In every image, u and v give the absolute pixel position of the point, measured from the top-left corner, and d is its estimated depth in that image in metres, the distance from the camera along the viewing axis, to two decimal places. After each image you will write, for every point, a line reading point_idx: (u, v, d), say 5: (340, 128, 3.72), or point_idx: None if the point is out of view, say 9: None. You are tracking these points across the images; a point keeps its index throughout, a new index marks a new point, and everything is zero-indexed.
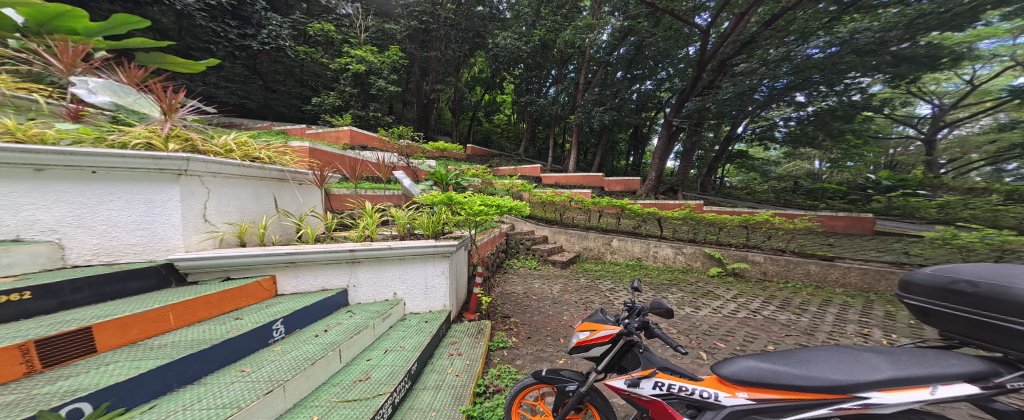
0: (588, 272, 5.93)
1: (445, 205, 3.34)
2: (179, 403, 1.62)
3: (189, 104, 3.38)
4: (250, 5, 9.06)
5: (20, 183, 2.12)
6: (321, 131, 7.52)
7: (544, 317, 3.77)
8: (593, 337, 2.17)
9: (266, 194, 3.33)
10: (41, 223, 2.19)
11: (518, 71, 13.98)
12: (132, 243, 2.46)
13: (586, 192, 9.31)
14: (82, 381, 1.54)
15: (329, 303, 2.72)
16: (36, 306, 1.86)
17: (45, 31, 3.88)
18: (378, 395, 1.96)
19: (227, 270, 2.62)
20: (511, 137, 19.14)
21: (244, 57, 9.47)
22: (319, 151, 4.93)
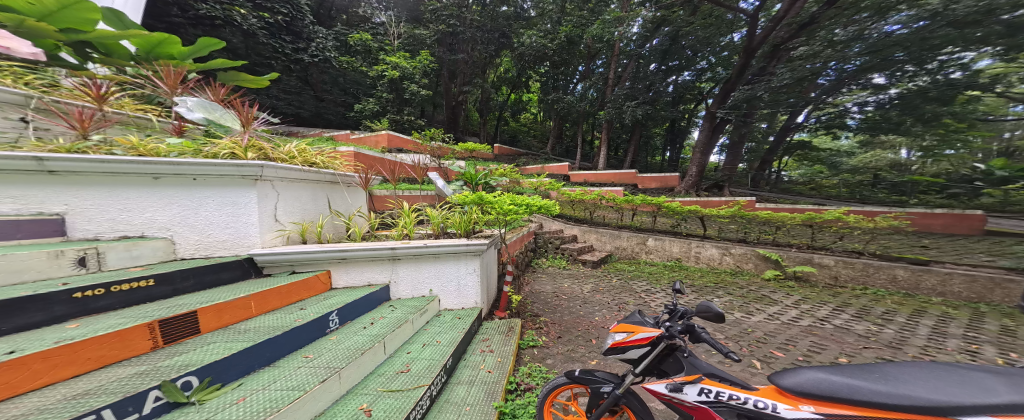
0: (623, 273, 5.77)
1: (476, 204, 3.41)
2: (259, 382, 1.83)
3: (262, 115, 3.73)
4: (302, 21, 9.92)
5: (144, 189, 2.57)
6: (362, 136, 8.00)
7: (575, 317, 3.73)
8: (629, 340, 2.11)
9: (321, 197, 3.62)
10: (158, 222, 2.63)
11: (546, 69, 13.94)
12: (223, 240, 2.83)
13: (619, 190, 9.04)
14: (190, 358, 1.78)
15: (374, 297, 2.90)
16: (156, 293, 2.21)
17: (151, 58, 4.56)
18: (418, 386, 2.06)
19: (292, 265, 2.90)
20: (538, 136, 19.11)
21: (298, 70, 10.44)
22: (362, 155, 5.25)
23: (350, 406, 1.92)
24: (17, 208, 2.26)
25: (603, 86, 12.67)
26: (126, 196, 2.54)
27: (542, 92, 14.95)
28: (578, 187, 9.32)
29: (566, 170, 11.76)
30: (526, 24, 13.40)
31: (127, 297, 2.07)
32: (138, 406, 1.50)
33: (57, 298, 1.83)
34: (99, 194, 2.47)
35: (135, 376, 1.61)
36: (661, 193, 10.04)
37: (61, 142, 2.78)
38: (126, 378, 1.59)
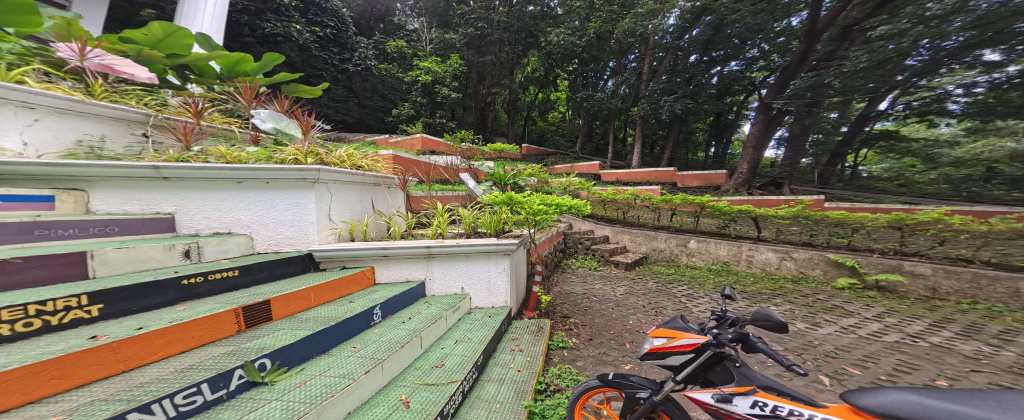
0: (661, 276, 5.51)
1: (506, 205, 3.45)
2: (317, 368, 1.99)
3: (319, 123, 4.06)
4: (346, 33, 10.74)
5: (230, 191, 2.98)
6: (398, 140, 8.47)
7: (608, 320, 3.64)
8: (671, 345, 1.99)
9: (366, 198, 3.86)
10: (242, 220, 3.03)
11: (574, 66, 13.89)
12: (290, 237, 3.12)
13: (657, 188, 8.68)
14: (265, 342, 1.99)
15: (412, 293, 3.05)
16: (240, 282, 2.51)
17: (232, 76, 5.19)
18: (451, 381, 2.13)
19: (343, 260, 3.14)
20: (567, 134, 18.92)
21: (344, 79, 11.38)
22: (399, 157, 5.56)
23: (390, 396, 2.03)
24: (141, 208, 2.79)
25: (636, 81, 12.28)
26: (216, 198, 2.97)
27: (570, 90, 14.86)
28: (610, 187, 9.13)
29: (597, 168, 11.67)
30: (553, 23, 13.42)
31: (218, 285, 2.37)
32: (224, 382, 1.70)
33: (169, 283, 2.14)
34: (196, 196, 2.93)
35: (224, 356, 1.83)
36: (706, 191, 9.43)
37: (171, 153, 3.28)
38: (218, 356, 1.82)
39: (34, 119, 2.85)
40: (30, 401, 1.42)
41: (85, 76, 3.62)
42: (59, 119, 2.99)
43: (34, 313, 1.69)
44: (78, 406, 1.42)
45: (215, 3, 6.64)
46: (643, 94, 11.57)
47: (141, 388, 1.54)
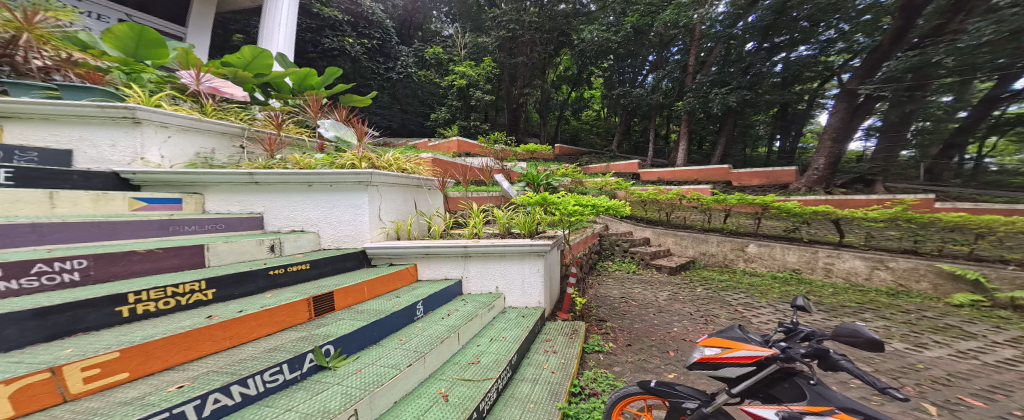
0: (711, 282, 5.07)
1: (539, 205, 3.44)
2: (370, 357, 2.11)
3: (371, 131, 4.39)
4: (390, 43, 12.49)
5: (302, 194, 3.34)
6: (436, 144, 8.89)
7: (649, 325, 3.44)
8: (725, 356, 1.74)
9: (411, 199, 4.07)
10: (311, 219, 3.36)
11: (610, 62, 13.51)
12: (349, 235, 3.36)
13: (706, 188, 8.01)
14: (330, 330, 2.15)
15: (450, 290, 3.15)
16: (311, 274, 2.78)
17: (302, 90, 5.82)
18: (486, 378, 2.15)
19: (391, 257, 3.36)
20: (603, 132, 18.32)
21: (389, 87, 12.56)
22: (436, 160, 5.85)
23: (430, 388, 2.08)
24: (241, 208, 3.36)
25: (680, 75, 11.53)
26: (293, 199, 3.36)
27: (605, 87, 14.49)
28: (650, 186, 8.68)
29: (635, 168, 11.21)
30: (587, 19, 13.15)
31: (293, 276, 2.65)
32: (299, 364, 1.84)
33: (259, 273, 2.43)
34: (278, 198, 3.36)
35: (300, 340, 2.01)
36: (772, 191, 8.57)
37: (260, 161, 3.76)
38: (295, 340, 2.00)
39: (166, 136, 3.39)
40: (163, 368, 1.64)
41: (201, 98, 4.28)
42: (185, 136, 3.55)
43: (170, 294, 1.99)
44: (198, 375, 1.61)
45: (287, 25, 7.49)
46: (688, 88, 10.81)
47: (240, 364, 1.72)
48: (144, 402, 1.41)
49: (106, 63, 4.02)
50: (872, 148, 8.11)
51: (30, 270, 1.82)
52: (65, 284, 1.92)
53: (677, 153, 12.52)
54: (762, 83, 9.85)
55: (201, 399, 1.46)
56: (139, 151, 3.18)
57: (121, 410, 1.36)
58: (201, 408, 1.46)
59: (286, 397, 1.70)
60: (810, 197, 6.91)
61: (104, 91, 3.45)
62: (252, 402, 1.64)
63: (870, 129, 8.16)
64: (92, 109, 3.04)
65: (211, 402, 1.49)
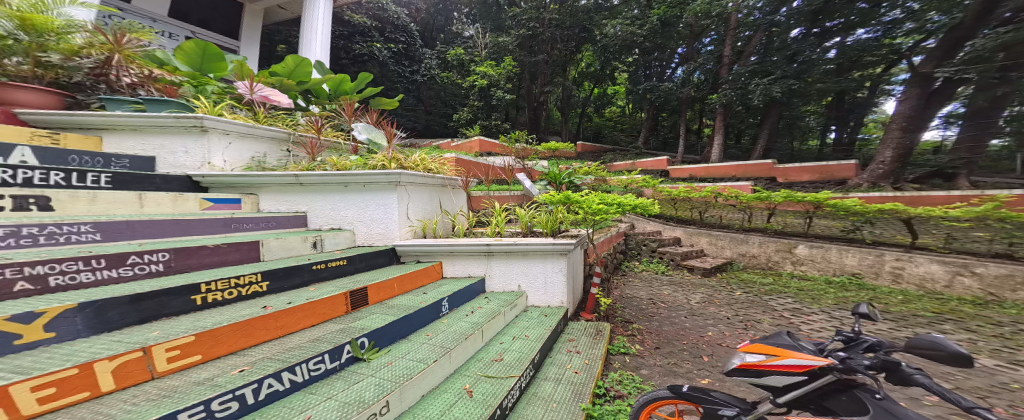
0: (751, 285, 4.87)
1: (562, 204, 3.40)
2: (399, 351, 2.14)
3: (399, 133, 4.46)
4: (415, 46, 12.74)
5: (338, 194, 3.47)
6: (457, 144, 8.95)
7: (679, 329, 3.35)
8: (769, 364, 1.59)
9: (436, 199, 4.11)
10: (348, 218, 3.47)
11: (634, 57, 13.25)
12: (379, 233, 3.43)
13: (746, 184, 7.68)
14: (364, 323, 2.20)
15: (473, 288, 3.17)
16: (349, 269, 2.87)
17: (336, 96, 6.04)
18: (509, 376, 2.14)
19: (418, 255, 3.41)
20: (626, 129, 17.99)
21: (413, 89, 12.81)
22: (460, 160, 5.94)
23: (455, 384, 2.08)
24: (288, 207, 3.53)
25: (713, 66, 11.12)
26: (332, 199, 3.50)
27: (629, 82, 14.18)
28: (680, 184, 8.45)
29: (663, 165, 10.97)
30: (610, 14, 12.90)
31: (333, 271, 2.73)
32: (338, 354, 1.89)
33: (304, 267, 2.52)
34: (318, 198, 3.51)
35: (339, 331, 2.06)
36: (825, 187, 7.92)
37: (303, 163, 3.92)
38: (335, 331, 2.06)
39: (228, 142, 3.61)
40: (228, 353, 1.73)
41: (255, 106, 4.53)
42: (241, 142, 3.76)
43: (233, 285, 2.10)
44: (256, 360, 1.69)
45: (322, 33, 7.79)
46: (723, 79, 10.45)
47: (290, 352, 1.79)
48: (213, 383, 1.48)
49: (179, 77, 4.42)
50: (951, 137, 7.44)
51: (126, 261, 1.97)
52: (152, 274, 2.06)
53: (711, 149, 12.10)
54: (812, 71, 9.28)
55: (258, 383, 1.53)
56: (206, 157, 3.40)
57: (196, 388, 1.43)
58: (257, 392, 1.53)
59: (328, 385, 1.75)
60: (875, 194, 6.41)
61: (178, 103, 3.69)
62: (300, 389, 1.69)
63: (952, 115, 7.26)
64: (169, 120, 3.29)
65: (266, 386, 1.56)
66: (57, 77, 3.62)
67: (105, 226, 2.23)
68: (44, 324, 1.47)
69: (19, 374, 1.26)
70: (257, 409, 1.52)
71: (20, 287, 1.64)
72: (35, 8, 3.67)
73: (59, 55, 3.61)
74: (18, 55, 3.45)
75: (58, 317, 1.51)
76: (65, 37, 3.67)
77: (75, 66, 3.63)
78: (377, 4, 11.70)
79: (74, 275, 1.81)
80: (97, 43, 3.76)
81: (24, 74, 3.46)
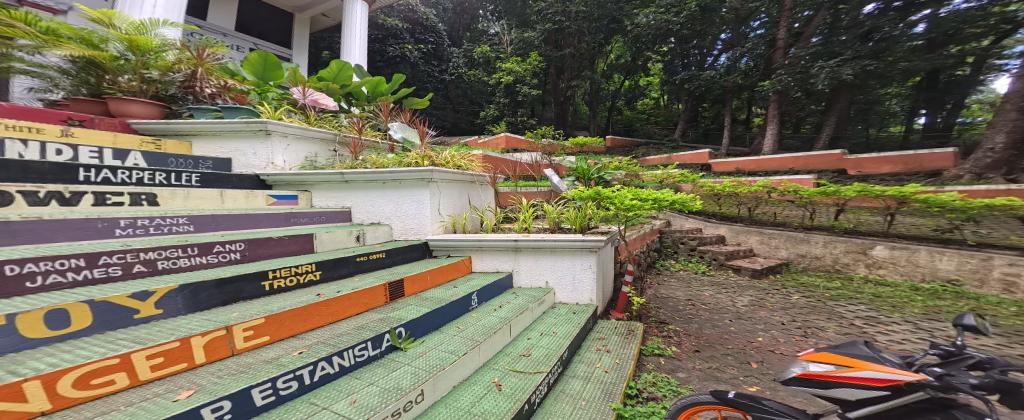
0: (811, 289, 4.52)
1: (593, 200, 3.35)
2: (433, 341, 2.19)
3: (433, 131, 4.53)
4: (443, 46, 12.94)
5: (377, 191, 3.59)
6: (484, 140, 8.98)
7: (721, 332, 3.22)
8: (843, 375, 1.44)
9: (465, 195, 4.14)
10: (385, 214, 3.59)
11: (669, 46, 12.79)
12: (413, 228, 3.51)
13: (809, 178, 7.11)
14: (402, 314, 2.26)
15: (501, 284, 3.19)
16: (388, 261, 2.97)
17: (373, 98, 6.24)
18: (537, 372, 2.12)
19: (449, 250, 3.46)
20: (661, 121, 17.38)
21: (442, 88, 12.99)
22: (487, 157, 5.98)
23: (484, 377, 2.09)
24: (336, 203, 3.71)
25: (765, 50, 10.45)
26: (372, 195, 3.63)
27: (665, 72, 13.70)
28: (726, 178, 8.04)
29: (701, 158, 10.54)
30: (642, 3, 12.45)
31: (374, 263, 2.82)
32: (380, 342, 1.96)
33: (349, 259, 2.62)
34: (361, 195, 3.66)
35: (380, 320, 2.14)
36: (913, 179, 6.85)
37: (347, 162, 4.08)
38: (377, 320, 2.13)
39: (286, 143, 3.83)
40: (291, 335, 1.86)
41: (307, 109, 4.76)
42: (298, 144, 3.98)
43: (295, 273, 2.24)
44: (311, 344, 1.78)
45: (359, 37, 8.03)
46: (777, 64, 9.67)
47: (339, 337, 1.88)
48: (278, 362, 1.59)
49: (247, 85, 4.74)
50: None
51: (213, 249, 2.20)
52: (231, 261, 2.27)
53: (762, 141, 11.37)
54: (894, 50, 8.57)
55: (313, 365, 1.62)
56: (270, 157, 3.67)
57: (264, 366, 1.54)
58: (313, 373, 1.62)
59: (370, 371, 1.81)
60: (980, 187, 5.57)
61: (248, 110, 3.95)
62: (347, 373, 1.76)
63: None
64: (240, 124, 3.57)
65: (320, 369, 1.64)
66: (157, 91, 4.08)
67: (198, 218, 2.51)
68: (156, 301, 1.68)
69: (137, 343, 1.43)
70: (311, 390, 1.61)
71: (137, 269, 1.90)
72: (138, 31, 4.10)
73: (157, 71, 4.04)
74: (128, 73, 3.89)
75: (165, 295, 1.71)
76: (160, 55, 4.06)
77: (170, 81, 4.10)
78: (409, 7, 12.40)
79: (176, 260, 2.06)
80: (184, 59, 4.13)
81: (131, 90, 3.91)
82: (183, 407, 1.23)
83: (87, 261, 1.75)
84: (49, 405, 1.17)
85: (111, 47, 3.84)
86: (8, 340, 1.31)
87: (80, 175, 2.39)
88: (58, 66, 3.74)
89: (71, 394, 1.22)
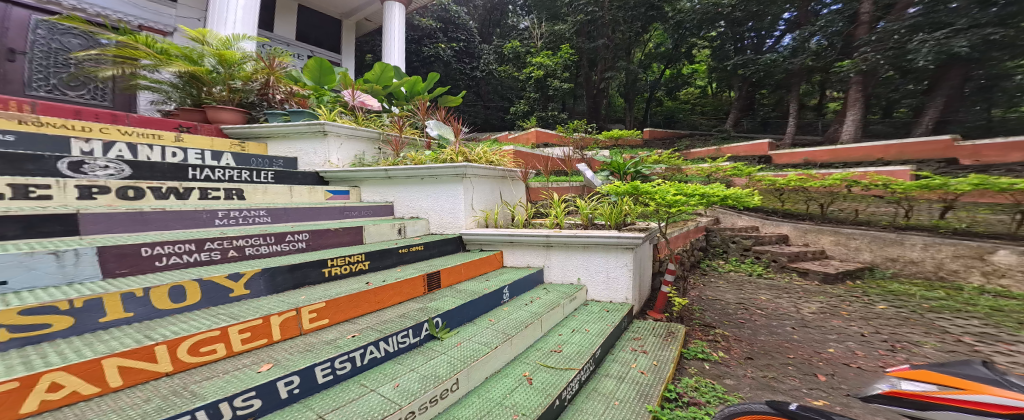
0: (903, 298, 4.03)
1: (630, 195, 3.25)
2: (467, 333, 2.21)
3: (467, 129, 4.58)
4: (474, 44, 13.05)
5: (416, 187, 3.68)
6: (514, 136, 8.94)
7: (780, 340, 3.04)
8: (944, 397, 1.19)
9: (497, 190, 4.15)
10: (422, 208, 3.68)
11: (718, 30, 12.00)
12: (449, 222, 3.56)
13: (906, 170, 6.10)
14: (440, 304, 2.31)
15: (532, 278, 3.18)
16: (426, 253, 3.04)
17: (410, 98, 6.40)
18: (569, 368, 2.09)
19: (482, 244, 3.50)
20: (708, 111, 16.52)
21: (473, 85, 13.12)
22: (518, 153, 6.02)
23: (514, 370, 2.09)
24: (380, 198, 3.83)
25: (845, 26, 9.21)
26: (412, 191, 3.72)
27: (714, 58, 12.95)
28: (789, 171, 7.49)
29: (757, 150, 9.88)
30: None
31: (414, 255, 2.90)
32: (420, 330, 2.00)
33: (393, 250, 2.71)
34: (403, 190, 3.76)
35: (419, 310, 2.19)
36: None
37: (389, 159, 4.22)
38: (416, 310, 2.18)
39: (340, 143, 4.00)
40: (348, 319, 1.96)
41: (355, 110, 4.98)
42: (350, 143, 4.14)
43: (349, 262, 2.36)
44: (361, 329, 1.86)
45: (397, 38, 8.23)
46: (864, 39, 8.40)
47: (385, 324, 1.95)
48: (337, 344, 1.69)
49: (306, 91, 5.01)
50: None
51: (285, 238, 2.39)
52: (297, 249, 2.45)
53: (840, 128, 10.45)
54: None
55: (364, 348, 1.69)
56: (328, 155, 3.89)
57: (324, 347, 1.64)
58: (363, 356, 1.69)
59: (411, 358, 1.86)
60: None
61: (311, 113, 4.19)
62: (391, 358, 1.83)
63: None
64: (303, 126, 3.81)
65: (369, 352, 1.71)
66: (240, 99, 4.38)
67: (274, 210, 2.75)
68: (245, 282, 1.87)
69: (232, 318, 1.61)
70: (361, 372, 1.68)
71: (230, 253, 2.14)
72: (226, 46, 4.42)
73: (240, 82, 4.36)
74: (219, 85, 4.24)
75: (253, 277, 1.89)
76: (242, 66, 4.31)
77: (250, 89, 4.41)
78: (441, 6, 12.55)
79: (259, 247, 2.27)
80: (260, 68, 4.39)
81: (223, 99, 4.27)
82: (263, 379, 1.36)
83: (196, 246, 2.00)
84: (172, 367, 1.37)
85: (206, 62, 4.18)
86: (144, 309, 1.56)
87: (190, 174, 2.81)
88: (170, 82, 4.12)
89: (187, 359, 1.41)
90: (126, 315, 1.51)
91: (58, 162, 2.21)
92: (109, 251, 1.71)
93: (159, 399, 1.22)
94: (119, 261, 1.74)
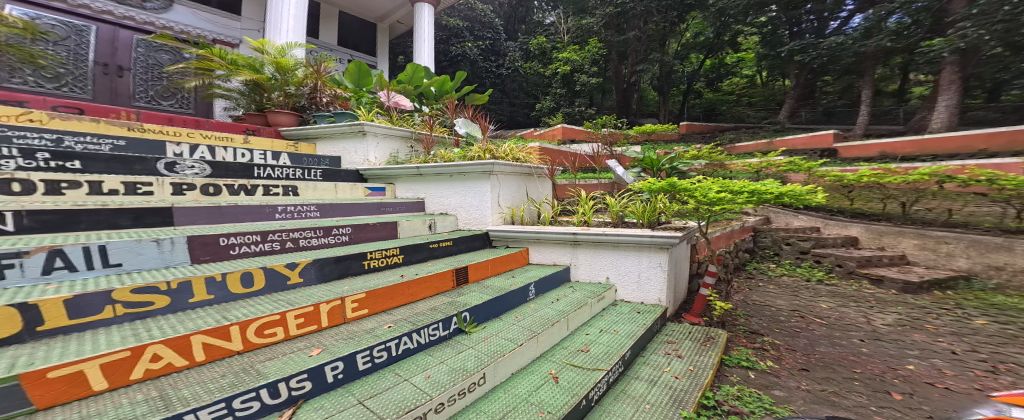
0: (1009, 313, 3.60)
1: (664, 192, 3.14)
2: (495, 328, 2.22)
3: (492, 126, 4.59)
4: (500, 41, 13.06)
5: (445, 183, 3.73)
6: (540, 133, 8.88)
7: (844, 352, 2.84)
8: None
9: (523, 187, 4.14)
10: (451, 205, 3.73)
11: (769, 15, 11.20)
12: (476, 218, 3.59)
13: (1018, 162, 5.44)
14: (468, 300, 2.33)
15: (559, 276, 3.15)
16: (455, 249, 3.07)
17: (439, 97, 6.49)
18: (597, 369, 2.05)
19: (507, 241, 3.50)
20: (756, 102, 15.63)
21: (501, 82, 13.16)
22: (545, 150, 6.01)
23: (540, 367, 2.07)
24: (413, 195, 3.92)
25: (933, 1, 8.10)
26: (442, 188, 3.77)
27: (762, 45, 12.22)
28: (858, 166, 6.93)
29: (822, 143, 9.27)
30: None
31: (444, 250, 2.93)
32: (449, 324, 2.03)
33: (424, 245, 2.76)
34: (433, 187, 3.82)
35: (448, 304, 2.21)
36: None
37: (421, 157, 4.31)
38: (445, 304, 2.21)
39: (377, 142, 4.12)
40: (386, 310, 2.02)
41: (390, 110, 5.11)
42: (386, 142, 4.25)
43: (386, 256, 2.43)
44: (397, 320, 1.90)
45: (426, 39, 8.38)
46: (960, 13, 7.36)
47: (417, 316, 1.98)
48: (376, 333, 1.74)
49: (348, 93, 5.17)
50: None
51: (331, 232, 2.50)
52: (340, 242, 2.54)
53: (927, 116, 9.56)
54: None
55: (399, 339, 1.73)
56: (366, 154, 4.02)
57: (367, 336, 1.69)
58: (398, 346, 1.73)
59: (440, 350, 1.89)
60: None
61: (353, 114, 4.31)
62: (422, 349, 1.86)
63: None
64: (344, 127, 3.97)
65: (403, 343, 1.75)
66: (293, 103, 4.60)
67: (323, 206, 2.87)
68: (300, 271, 1.97)
69: (290, 303, 1.71)
70: (395, 362, 1.72)
71: (288, 245, 2.27)
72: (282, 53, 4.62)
73: (294, 86, 4.57)
74: (277, 90, 4.48)
75: (307, 267, 2.00)
76: (295, 73, 4.52)
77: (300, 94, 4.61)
78: (469, 5, 12.64)
79: (310, 240, 2.38)
80: (310, 74, 4.59)
81: (281, 104, 4.52)
82: (313, 363, 1.43)
83: (261, 236, 2.15)
84: (243, 346, 1.49)
85: (266, 70, 4.45)
86: (223, 292, 1.70)
87: (257, 172, 3.05)
88: (239, 90, 4.50)
89: (255, 339, 1.52)
90: (209, 297, 1.66)
91: (158, 162, 2.50)
92: (196, 239, 1.90)
93: (233, 375, 1.32)
94: (203, 249, 1.92)
